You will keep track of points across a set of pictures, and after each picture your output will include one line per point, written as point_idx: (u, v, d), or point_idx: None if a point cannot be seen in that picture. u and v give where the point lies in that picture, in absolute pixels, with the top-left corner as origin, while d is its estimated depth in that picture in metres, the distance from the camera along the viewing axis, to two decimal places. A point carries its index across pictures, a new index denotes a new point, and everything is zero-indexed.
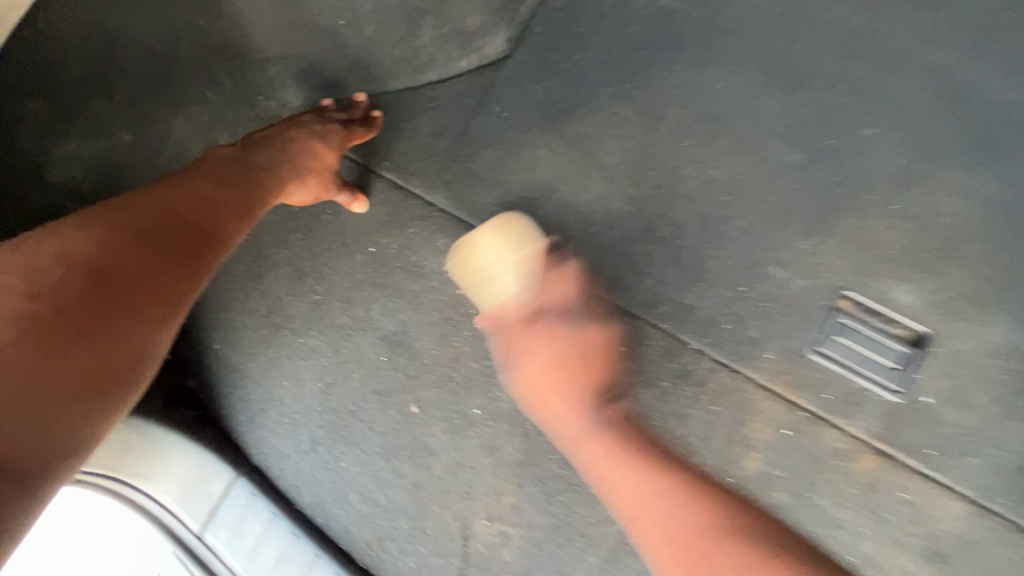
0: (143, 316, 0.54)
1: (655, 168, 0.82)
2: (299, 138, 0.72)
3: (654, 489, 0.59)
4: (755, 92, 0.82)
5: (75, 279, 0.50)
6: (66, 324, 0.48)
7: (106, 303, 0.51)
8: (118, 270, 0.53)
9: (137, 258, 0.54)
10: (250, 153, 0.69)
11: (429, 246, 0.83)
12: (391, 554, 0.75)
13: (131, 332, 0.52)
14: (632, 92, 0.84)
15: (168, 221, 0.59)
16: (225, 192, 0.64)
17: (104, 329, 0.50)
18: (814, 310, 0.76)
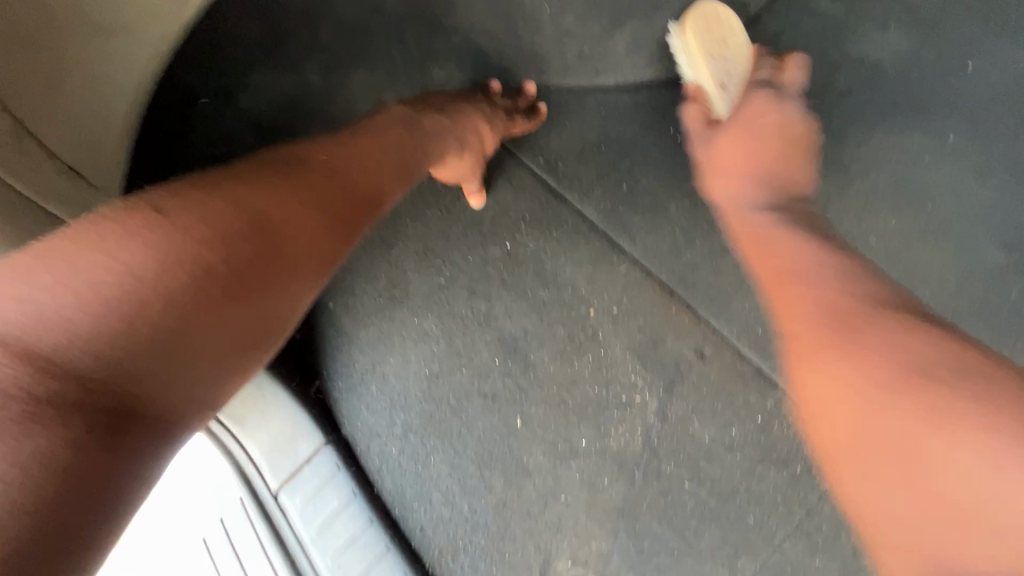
0: (301, 267, 0.44)
1: (835, 231, 0.74)
2: (465, 115, 0.69)
3: (872, 351, 0.42)
4: (967, 176, 0.73)
5: (245, 221, 0.41)
6: (229, 274, 0.39)
7: (265, 254, 0.41)
8: (281, 216, 0.43)
9: (299, 209, 0.45)
10: (420, 120, 0.64)
11: (569, 256, 0.78)
12: (461, 568, 0.70)
13: (290, 289, 0.43)
14: (826, 144, 0.76)
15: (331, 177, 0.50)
16: (388, 161, 0.57)
17: (264, 282, 0.41)
18: None
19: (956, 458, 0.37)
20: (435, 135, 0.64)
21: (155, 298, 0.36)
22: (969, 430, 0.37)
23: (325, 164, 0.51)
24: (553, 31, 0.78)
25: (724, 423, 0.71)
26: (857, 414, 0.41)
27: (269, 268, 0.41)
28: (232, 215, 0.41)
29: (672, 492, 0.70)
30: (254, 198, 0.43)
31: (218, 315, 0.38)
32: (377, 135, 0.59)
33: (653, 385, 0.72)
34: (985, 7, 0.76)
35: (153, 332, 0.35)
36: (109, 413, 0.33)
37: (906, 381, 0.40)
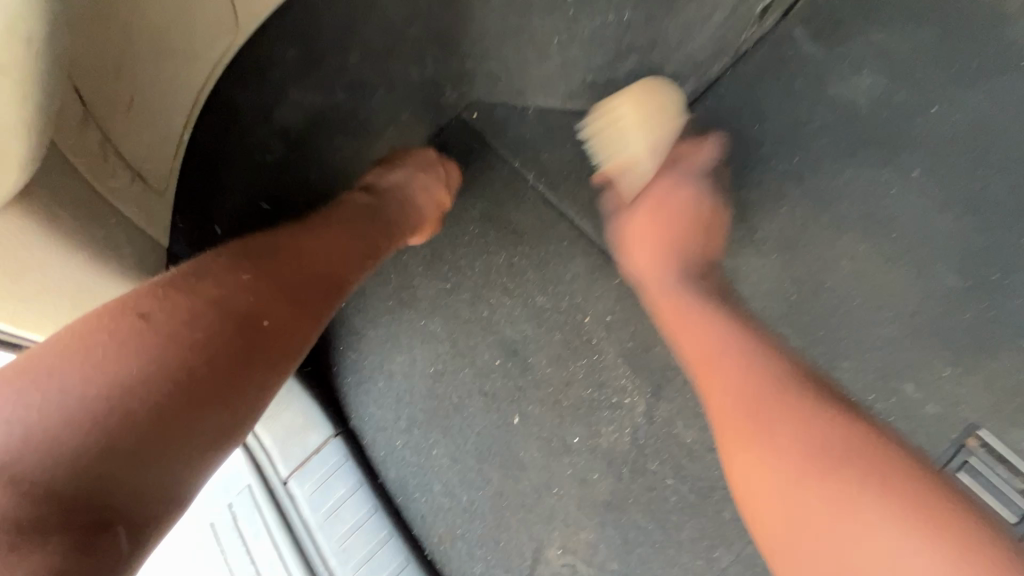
0: (270, 359, 0.50)
1: (809, 252, 0.81)
2: (432, 183, 0.79)
3: (786, 440, 0.51)
4: (929, 206, 0.81)
5: (215, 325, 0.48)
6: (201, 378, 0.45)
7: (236, 350, 0.48)
8: (243, 312, 0.50)
9: (273, 296, 0.53)
10: (385, 192, 0.76)
11: (567, 266, 0.84)
12: (459, 554, 0.75)
13: (260, 382, 0.49)
14: (804, 174, 0.84)
15: (306, 263, 0.58)
16: (361, 237, 0.68)
17: (236, 380, 0.47)
18: (938, 440, 0.75)
19: (829, 522, 0.46)
20: (398, 201, 0.76)
21: (132, 408, 0.42)
22: (872, 487, 0.46)
23: (287, 254, 0.57)
24: (559, 61, 0.85)
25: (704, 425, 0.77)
26: (770, 453, 0.51)
27: (239, 362, 0.48)
28: (202, 314, 0.48)
29: (656, 487, 0.75)
30: (217, 306, 0.49)
31: (185, 413, 0.44)
32: (345, 210, 0.70)
33: (641, 388, 0.79)
34: (947, 56, 0.84)
35: (122, 441, 0.41)
36: (86, 520, 0.38)
37: (770, 408, 0.53)
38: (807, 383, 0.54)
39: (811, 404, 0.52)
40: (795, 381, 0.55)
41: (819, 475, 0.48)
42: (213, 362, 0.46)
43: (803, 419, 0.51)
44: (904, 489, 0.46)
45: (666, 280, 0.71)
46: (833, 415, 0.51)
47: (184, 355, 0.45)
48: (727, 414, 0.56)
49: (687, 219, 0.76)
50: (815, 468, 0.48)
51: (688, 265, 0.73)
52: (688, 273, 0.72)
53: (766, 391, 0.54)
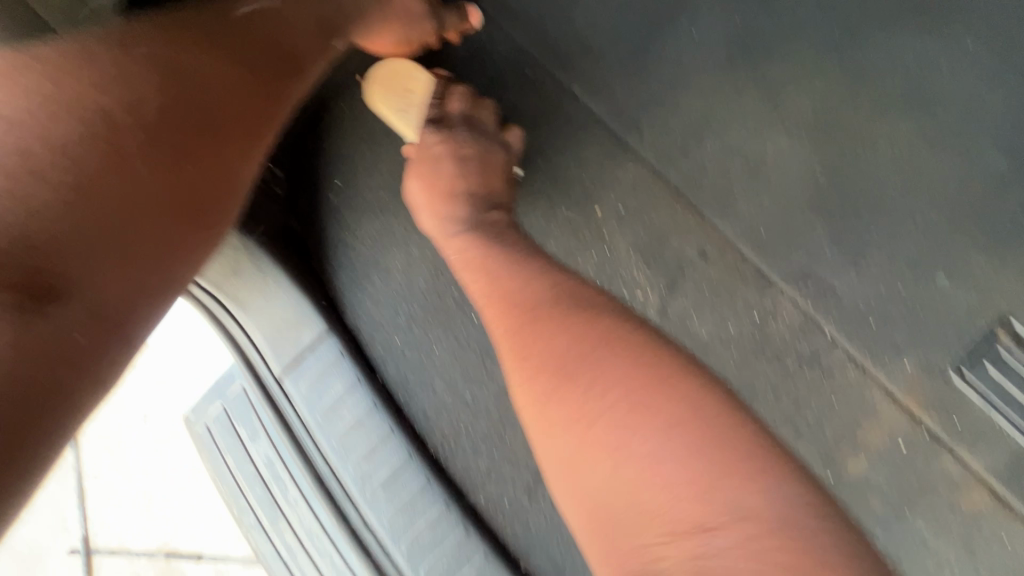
0: (231, 140, 0.49)
1: (844, 133, 0.74)
2: (391, 4, 0.69)
3: (589, 364, 0.49)
4: (980, 82, 0.72)
5: (160, 95, 0.44)
6: (133, 144, 0.42)
7: (178, 133, 0.44)
8: (204, 86, 0.47)
9: (189, 90, 0.46)
10: None
11: (577, 152, 0.76)
12: (463, 450, 0.72)
13: (218, 161, 0.47)
14: (843, 46, 0.75)
15: (224, 63, 0.50)
16: (302, 39, 0.57)
17: (194, 153, 0.45)
18: (968, 332, 0.70)
19: (660, 474, 0.44)
20: (353, 11, 0.64)
21: (78, 180, 0.38)
22: (702, 467, 0.44)
23: (240, 32, 0.52)
24: None
25: (722, 319, 0.72)
26: (619, 455, 0.45)
27: (204, 140, 0.46)
28: (131, 80, 0.43)
29: None
30: (158, 68, 0.45)
31: (135, 191, 0.41)
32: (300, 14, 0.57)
33: (654, 282, 0.73)
34: None
35: (43, 216, 0.37)
36: (14, 286, 0.35)
37: (606, 395, 0.48)
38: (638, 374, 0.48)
39: (653, 376, 0.48)
40: (623, 348, 0.50)
41: (718, 465, 0.44)
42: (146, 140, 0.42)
43: (647, 419, 0.46)
44: (696, 457, 0.44)
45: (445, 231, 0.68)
46: (647, 378, 0.48)
47: (109, 124, 0.41)
48: (515, 351, 0.54)
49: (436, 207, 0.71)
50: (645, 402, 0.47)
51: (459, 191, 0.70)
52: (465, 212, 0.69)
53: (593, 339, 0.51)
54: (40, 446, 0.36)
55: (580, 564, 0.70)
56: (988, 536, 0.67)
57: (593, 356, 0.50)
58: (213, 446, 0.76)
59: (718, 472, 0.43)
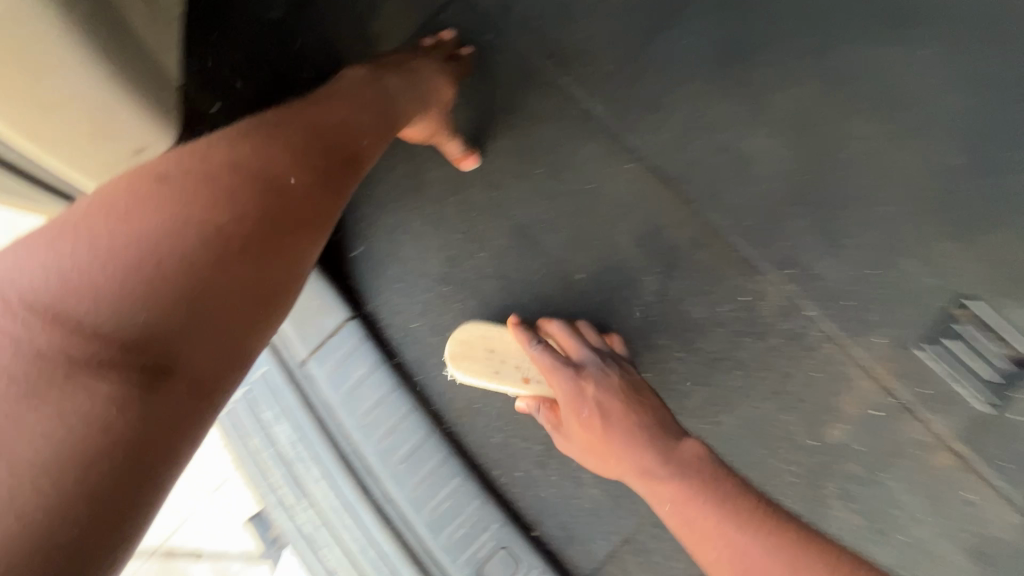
0: (310, 224, 0.49)
1: (820, 133, 0.81)
2: (432, 83, 0.73)
3: (607, 442, 0.58)
4: (939, 85, 0.81)
5: (253, 185, 0.46)
6: (235, 233, 0.43)
7: (265, 217, 0.45)
8: (286, 176, 0.49)
9: (276, 179, 0.48)
10: (387, 90, 0.67)
11: (579, 149, 0.82)
12: (478, 426, 0.78)
13: (300, 242, 0.48)
14: (817, 54, 0.82)
15: (300, 159, 0.51)
16: (363, 132, 0.61)
17: (283, 237, 0.46)
18: (932, 310, 0.78)
19: (706, 522, 0.49)
20: (404, 91, 0.68)
21: (187, 262, 0.40)
22: (735, 511, 0.49)
23: (313, 127, 0.56)
24: None
25: (714, 302, 0.79)
26: (635, 473, 0.55)
27: (289, 222, 0.47)
28: (228, 177, 0.46)
29: (666, 360, 0.78)
30: (251, 165, 0.47)
31: (233, 276, 0.41)
32: (360, 112, 0.62)
33: (652, 269, 0.80)
34: None
35: (158, 298, 0.37)
36: (135, 367, 0.35)
37: (609, 444, 0.58)
38: (669, 453, 0.55)
39: (656, 457, 0.55)
40: (634, 432, 0.58)
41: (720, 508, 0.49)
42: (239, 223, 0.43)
43: (645, 459, 0.55)
44: (730, 504, 0.49)
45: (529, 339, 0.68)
46: (653, 451, 0.56)
47: (212, 216, 0.42)
48: (595, 445, 0.60)
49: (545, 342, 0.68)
50: (757, 536, 0.47)
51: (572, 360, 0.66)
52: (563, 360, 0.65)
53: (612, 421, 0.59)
54: (125, 533, 0.32)
55: (587, 528, 0.76)
56: (955, 493, 0.74)
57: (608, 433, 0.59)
58: (237, 428, 0.80)
59: (720, 510, 0.49)
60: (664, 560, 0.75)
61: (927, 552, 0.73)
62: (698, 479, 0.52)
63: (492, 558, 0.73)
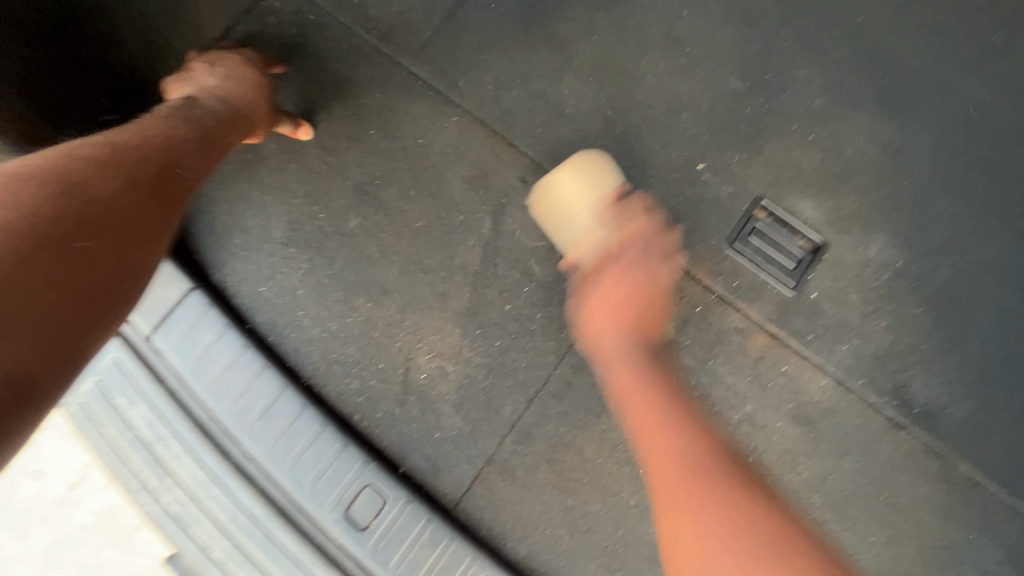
0: (139, 235, 0.52)
1: (619, 73, 0.91)
2: (247, 101, 0.74)
3: (706, 503, 0.49)
4: (713, 22, 0.92)
5: (67, 201, 0.47)
6: (47, 237, 0.44)
7: (79, 223, 0.47)
8: (106, 194, 0.51)
9: (92, 194, 0.49)
10: (204, 101, 0.71)
11: (406, 109, 0.88)
12: (335, 376, 0.80)
13: (123, 255, 0.50)
14: (607, 7, 0.93)
15: (124, 179, 0.54)
16: (186, 154, 0.63)
17: (110, 243, 0.48)
18: (735, 213, 0.88)
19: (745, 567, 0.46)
20: (210, 96, 0.72)
21: (7, 260, 0.40)
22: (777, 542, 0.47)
23: (137, 151, 0.58)
24: None
25: (545, 231, 0.86)
26: (696, 532, 0.49)
27: (111, 232, 0.49)
28: (43, 191, 0.46)
29: (508, 288, 0.84)
30: (69, 184, 0.48)
31: (50, 274, 0.42)
32: (182, 137, 0.65)
33: (485, 208, 0.86)
34: None
35: None
36: None
37: (722, 497, 0.50)
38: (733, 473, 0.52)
39: (735, 496, 0.50)
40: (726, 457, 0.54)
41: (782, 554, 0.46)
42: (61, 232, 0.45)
43: (716, 506, 0.50)
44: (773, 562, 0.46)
45: (625, 347, 0.66)
46: (725, 474, 0.52)
47: (34, 225, 0.43)
48: (643, 442, 0.57)
49: (631, 291, 0.70)
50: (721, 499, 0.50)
51: (654, 262, 0.74)
52: (644, 343, 0.66)
53: (696, 460, 0.53)
54: None
55: (452, 455, 0.79)
56: (772, 369, 0.83)
57: (692, 469, 0.52)
58: (89, 421, 0.77)
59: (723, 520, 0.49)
60: (527, 473, 0.79)
61: (756, 425, 0.82)
62: (741, 515, 0.49)
63: (358, 497, 0.75)
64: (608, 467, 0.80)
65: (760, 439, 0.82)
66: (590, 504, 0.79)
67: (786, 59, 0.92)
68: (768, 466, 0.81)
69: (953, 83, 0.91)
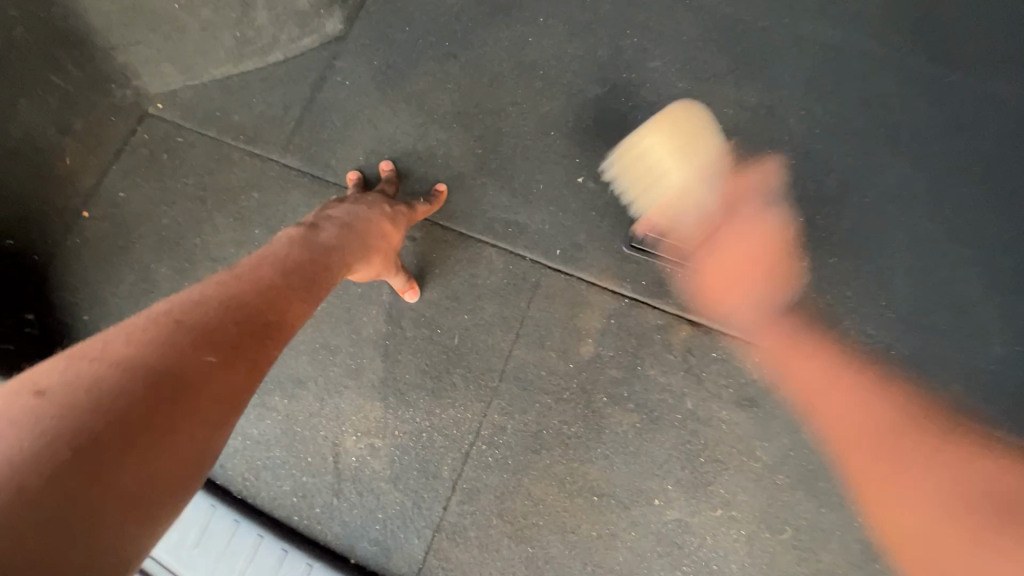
0: (213, 407, 0.43)
1: (481, 111, 0.93)
2: (375, 235, 0.74)
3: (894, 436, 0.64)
4: (558, 41, 0.95)
5: (137, 384, 0.40)
6: (119, 439, 0.37)
7: (149, 404, 0.39)
8: (181, 365, 0.43)
9: (166, 369, 0.42)
10: (323, 240, 0.67)
11: (285, 201, 0.90)
12: (265, 482, 0.78)
13: (199, 432, 0.42)
14: (456, 53, 0.95)
15: (211, 338, 0.46)
16: (285, 304, 0.56)
17: (178, 426, 0.40)
18: (626, 214, 0.87)
19: None
20: (350, 242, 0.70)
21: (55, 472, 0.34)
22: None
23: (238, 306, 0.52)
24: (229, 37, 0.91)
25: (444, 281, 0.85)
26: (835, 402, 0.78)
27: (176, 408, 0.41)
28: (116, 375, 0.40)
29: (420, 347, 0.82)
30: (153, 365, 0.42)
31: (115, 483, 0.36)
32: (279, 280, 0.58)
33: None
34: None
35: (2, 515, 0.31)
36: None
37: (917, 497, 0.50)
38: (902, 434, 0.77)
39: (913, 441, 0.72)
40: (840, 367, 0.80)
41: None
42: (100, 441, 0.36)
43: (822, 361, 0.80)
44: None
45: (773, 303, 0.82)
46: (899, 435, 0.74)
47: (100, 423, 0.37)
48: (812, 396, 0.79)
49: None
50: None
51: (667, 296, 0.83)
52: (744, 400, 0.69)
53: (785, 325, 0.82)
54: None
55: (399, 532, 0.76)
56: (705, 358, 0.81)
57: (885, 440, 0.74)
58: None
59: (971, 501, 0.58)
60: (479, 532, 0.76)
61: (702, 420, 0.78)
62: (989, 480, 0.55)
63: None
64: (562, 503, 0.76)
65: (711, 433, 0.78)
66: (552, 547, 0.75)
67: (636, 56, 0.93)
68: (724, 459, 0.77)
69: (805, 33, 0.92)
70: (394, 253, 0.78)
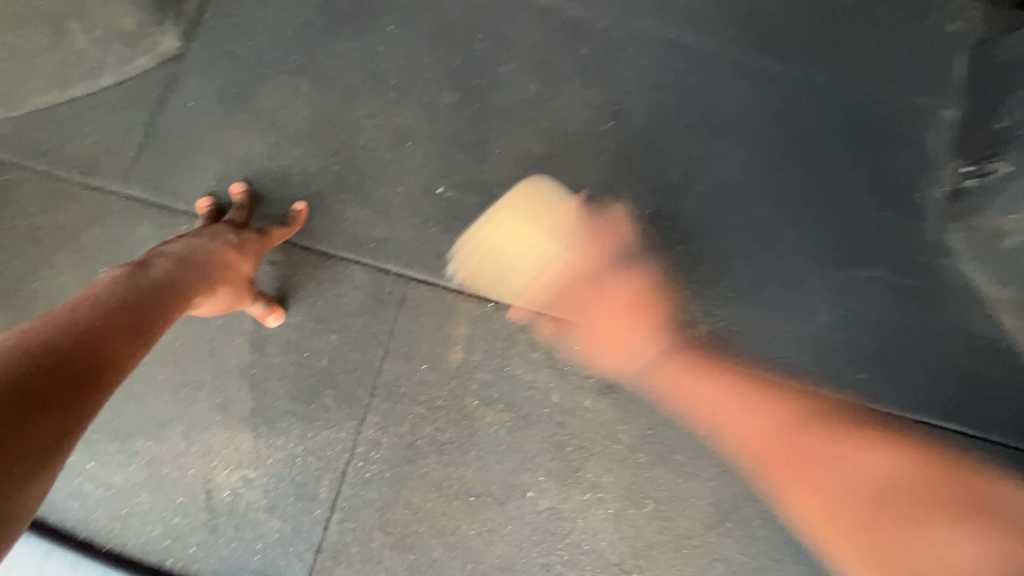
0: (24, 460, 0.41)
1: (335, 125, 0.91)
2: (220, 268, 0.71)
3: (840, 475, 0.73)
4: (409, 49, 0.94)
5: None
6: None
7: None
8: None
9: None
10: (154, 278, 0.64)
11: (132, 234, 0.86)
12: (135, 528, 0.77)
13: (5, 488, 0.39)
14: (305, 67, 0.93)
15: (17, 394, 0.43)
16: (111, 347, 0.53)
17: None
18: (486, 220, 0.89)
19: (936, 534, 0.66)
20: (190, 278, 0.67)
21: None
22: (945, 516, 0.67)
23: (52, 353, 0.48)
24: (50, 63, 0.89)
25: (309, 303, 0.85)
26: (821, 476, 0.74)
27: None
28: None
29: (288, 372, 0.82)
30: None
31: None
32: (105, 322, 0.55)
33: None
34: None
35: None
36: None
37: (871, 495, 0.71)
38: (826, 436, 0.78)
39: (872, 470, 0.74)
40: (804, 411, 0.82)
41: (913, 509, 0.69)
42: None
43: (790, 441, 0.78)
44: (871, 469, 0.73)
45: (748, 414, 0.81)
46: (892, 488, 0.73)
47: None
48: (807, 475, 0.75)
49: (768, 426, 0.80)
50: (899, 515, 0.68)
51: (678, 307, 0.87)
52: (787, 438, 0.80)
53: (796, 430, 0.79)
54: None
55: (279, 559, 0.77)
56: (567, 352, 0.85)
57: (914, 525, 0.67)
58: None
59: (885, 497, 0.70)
60: (361, 547, 0.78)
61: (568, 411, 0.83)
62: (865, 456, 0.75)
63: None
64: (440, 508, 0.79)
65: (576, 423, 0.83)
66: (434, 551, 0.78)
67: (487, 61, 0.94)
68: (590, 446, 0.82)
69: (645, 31, 0.97)
70: (246, 281, 0.76)
